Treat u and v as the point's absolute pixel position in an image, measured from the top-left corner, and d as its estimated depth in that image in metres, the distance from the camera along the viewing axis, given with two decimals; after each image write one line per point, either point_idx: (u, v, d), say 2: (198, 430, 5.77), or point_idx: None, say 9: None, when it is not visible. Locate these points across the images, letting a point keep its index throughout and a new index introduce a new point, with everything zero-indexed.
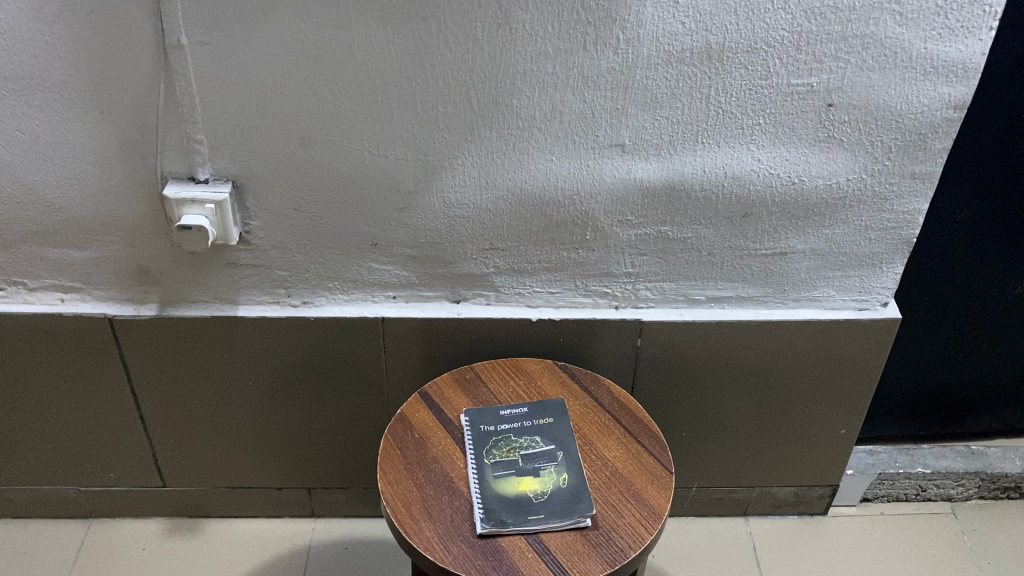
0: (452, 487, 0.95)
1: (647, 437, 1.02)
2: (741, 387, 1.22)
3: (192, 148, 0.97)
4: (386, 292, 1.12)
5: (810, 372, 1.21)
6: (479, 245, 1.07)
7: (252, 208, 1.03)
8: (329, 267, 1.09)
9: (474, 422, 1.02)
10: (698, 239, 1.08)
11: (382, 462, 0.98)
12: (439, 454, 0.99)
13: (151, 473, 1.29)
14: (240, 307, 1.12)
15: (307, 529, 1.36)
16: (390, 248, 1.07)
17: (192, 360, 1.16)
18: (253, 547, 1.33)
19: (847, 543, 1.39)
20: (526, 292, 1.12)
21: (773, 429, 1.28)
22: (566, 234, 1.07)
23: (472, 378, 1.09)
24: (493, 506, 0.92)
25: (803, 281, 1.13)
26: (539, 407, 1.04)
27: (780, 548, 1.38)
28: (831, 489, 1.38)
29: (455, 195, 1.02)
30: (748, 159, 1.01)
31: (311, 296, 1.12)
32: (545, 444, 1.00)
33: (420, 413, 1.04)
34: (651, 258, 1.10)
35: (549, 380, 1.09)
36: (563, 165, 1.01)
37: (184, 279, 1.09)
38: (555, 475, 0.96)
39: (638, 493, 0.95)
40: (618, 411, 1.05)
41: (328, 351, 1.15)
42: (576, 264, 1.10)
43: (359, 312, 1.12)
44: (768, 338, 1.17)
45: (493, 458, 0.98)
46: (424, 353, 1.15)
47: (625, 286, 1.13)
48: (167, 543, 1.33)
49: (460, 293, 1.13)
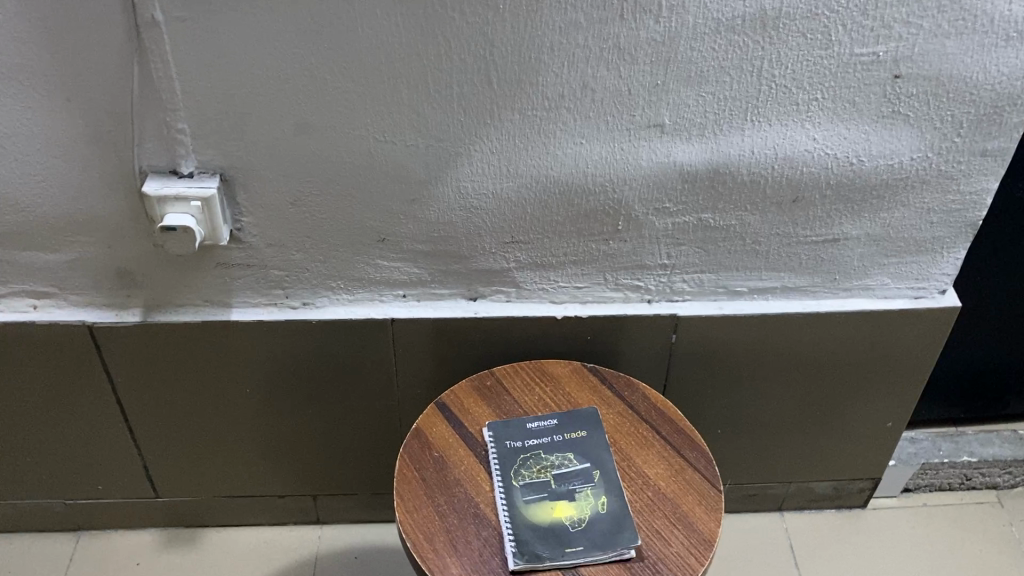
0: (479, 514, 0.86)
1: (690, 450, 0.92)
2: (782, 381, 1.12)
3: (173, 138, 0.85)
4: (395, 291, 1.01)
5: (859, 364, 1.11)
6: (499, 238, 0.96)
7: (244, 203, 0.91)
8: (332, 266, 0.98)
9: (499, 438, 0.92)
10: (743, 226, 0.97)
11: (399, 488, 0.88)
12: (462, 476, 0.89)
13: (142, 483, 1.19)
14: (233, 309, 1.01)
15: (313, 538, 1.27)
16: (399, 243, 0.95)
17: (182, 366, 1.05)
18: (257, 558, 1.24)
19: (889, 539, 1.31)
20: (550, 287, 1.01)
21: (815, 423, 1.18)
22: (596, 224, 0.95)
23: (492, 384, 0.98)
24: (526, 537, 0.83)
25: (856, 269, 1.02)
26: (570, 418, 0.94)
27: (819, 546, 1.30)
28: (872, 482, 1.29)
29: (472, 184, 0.91)
30: (803, 138, 0.90)
31: (311, 296, 1.01)
32: (579, 462, 0.90)
33: (437, 427, 0.93)
34: (690, 249, 0.99)
35: (579, 386, 0.98)
36: (594, 149, 0.89)
37: (171, 281, 0.98)
38: (593, 498, 0.87)
39: (685, 517, 0.86)
40: (657, 420, 0.95)
41: (332, 354, 1.04)
42: (606, 257, 0.98)
43: (365, 312, 1.01)
44: (815, 330, 1.07)
45: (522, 480, 0.88)
46: (437, 354, 1.05)
47: (659, 279, 1.02)
48: (164, 557, 1.23)
49: (477, 290, 1.01)
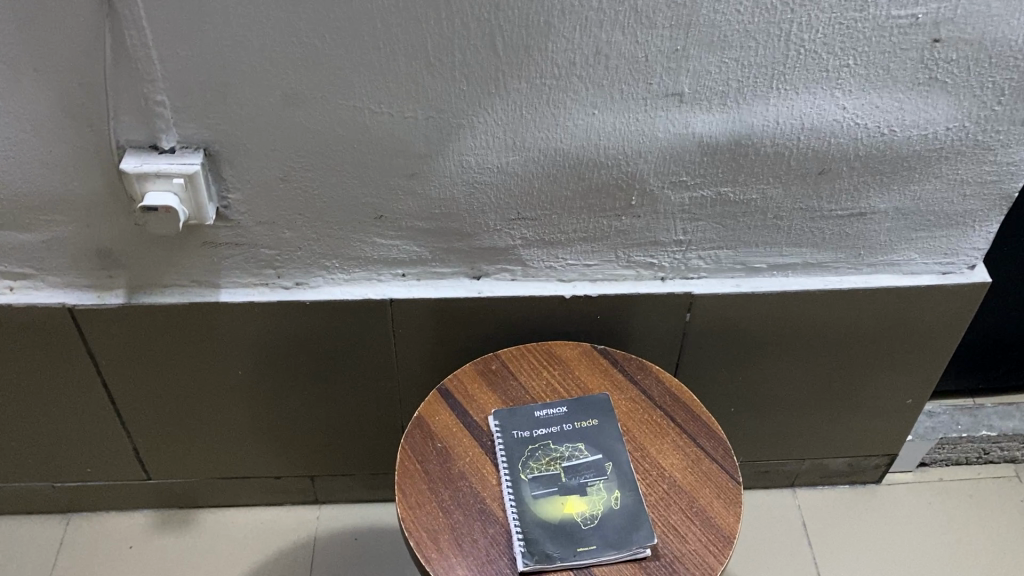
0: (485, 511, 0.82)
1: (707, 439, 0.88)
2: (800, 359, 1.07)
3: (152, 111, 0.79)
4: (394, 270, 0.95)
5: (881, 341, 1.06)
6: (503, 215, 0.90)
7: (231, 179, 0.85)
8: (326, 245, 0.91)
9: (506, 428, 0.87)
10: (764, 201, 0.91)
11: (402, 483, 0.83)
12: (468, 469, 0.85)
13: (132, 466, 1.15)
14: (222, 290, 0.95)
15: (311, 519, 1.23)
16: (397, 221, 0.89)
17: (169, 348, 1.00)
18: (254, 541, 1.20)
19: (905, 516, 1.27)
20: (558, 265, 0.95)
21: (832, 400, 1.14)
22: (608, 199, 0.89)
23: (498, 367, 0.93)
24: (535, 536, 0.79)
25: (882, 244, 0.97)
26: (580, 405, 0.89)
27: (832, 524, 1.26)
28: (888, 458, 1.25)
29: (475, 157, 0.84)
30: (831, 107, 0.83)
31: (304, 276, 0.95)
32: (590, 454, 0.85)
33: (441, 416, 0.88)
34: (707, 224, 0.93)
35: (589, 369, 0.93)
36: (607, 120, 0.83)
37: (155, 261, 0.92)
38: (605, 493, 0.82)
39: (703, 511, 0.82)
40: (672, 405, 0.90)
41: (328, 334, 0.99)
42: (618, 233, 0.93)
43: (362, 293, 0.96)
44: (837, 307, 1.01)
45: (531, 473, 0.84)
46: (438, 335, 0.99)
47: (674, 256, 0.96)
48: (157, 540, 1.19)
49: (481, 268, 0.96)
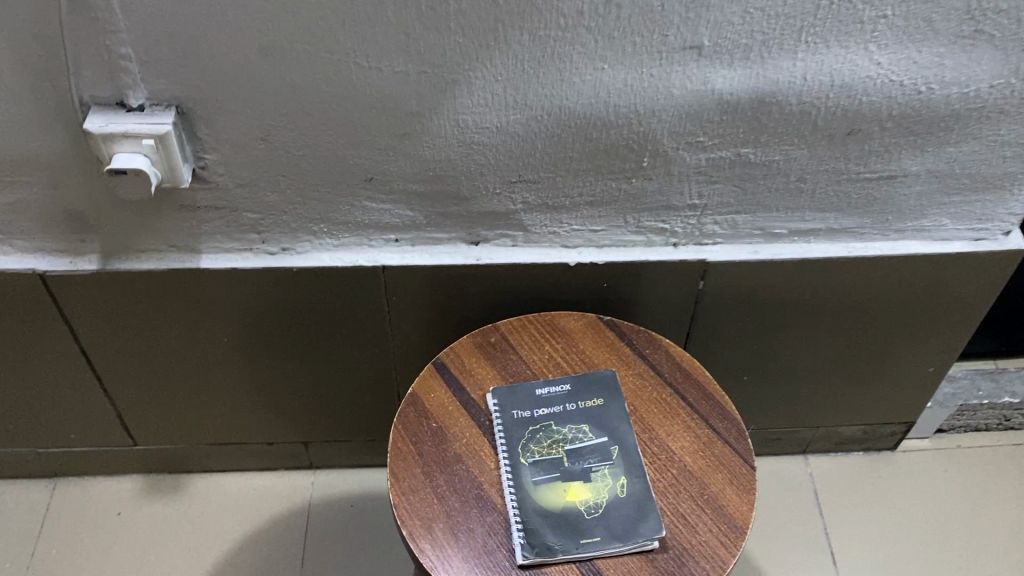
0: (483, 497, 0.77)
1: (720, 420, 0.82)
2: (818, 328, 1.02)
3: (117, 65, 0.72)
4: (386, 235, 0.88)
5: (905, 310, 1.00)
6: (504, 177, 0.83)
7: (207, 139, 0.78)
8: (312, 208, 0.85)
9: (505, 407, 0.82)
10: (787, 163, 0.83)
11: (395, 466, 0.78)
12: (465, 451, 0.80)
13: (118, 432, 1.10)
14: (204, 256, 0.89)
15: (306, 484, 1.19)
16: (389, 183, 0.82)
17: (150, 314, 0.94)
18: (247, 507, 1.16)
19: (921, 484, 1.23)
20: (562, 231, 0.89)
21: (850, 368, 1.08)
22: (617, 161, 0.82)
23: (497, 340, 0.87)
24: (536, 526, 0.74)
25: (911, 209, 0.90)
26: (585, 383, 0.84)
27: (845, 492, 1.22)
28: (905, 426, 1.20)
29: (472, 116, 0.77)
30: (864, 62, 0.75)
31: (290, 242, 0.89)
32: (595, 436, 0.80)
33: (436, 393, 0.83)
34: (724, 187, 0.86)
35: (594, 343, 0.87)
36: (618, 75, 0.75)
37: (130, 225, 0.85)
38: (611, 480, 0.77)
39: (714, 500, 0.77)
40: (683, 383, 0.85)
41: (317, 301, 0.93)
42: (627, 197, 0.86)
43: (353, 259, 0.89)
44: (860, 275, 0.95)
45: (532, 457, 0.79)
46: (435, 302, 0.93)
47: (687, 221, 0.89)
48: (147, 507, 1.16)
49: (479, 234, 0.89)
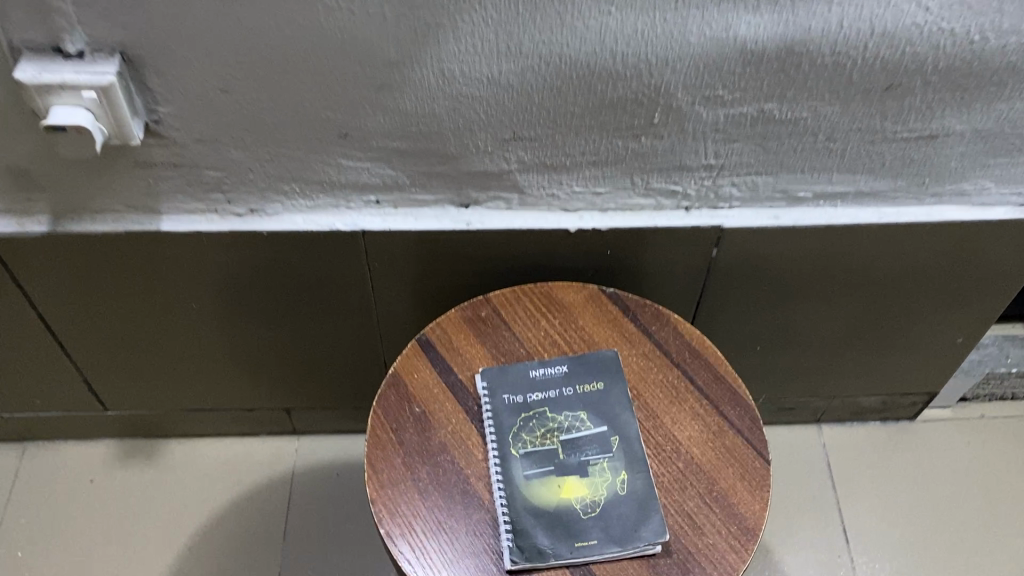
0: (469, 492, 0.70)
1: (732, 406, 0.75)
2: (841, 297, 0.93)
3: (48, 6, 0.62)
4: (366, 196, 0.80)
5: (936, 279, 0.91)
6: (496, 134, 0.73)
7: (159, 89, 0.68)
8: (282, 166, 0.76)
9: (495, 392, 0.74)
10: (816, 120, 0.74)
11: (372, 456, 0.71)
12: (450, 440, 0.72)
13: (86, 397, 1.04)
14: (165, 217, 0.81)
15: (289, 451, 1.12)
16: (366, 139, 0.73)
17: (110, 278, 0.86)
18: (226, 475, 1.10)
19: (940, 455, 1.16)
20: (562, 192, 0.80)
21: (871, 338, 1.00)
22: (624, 117, 0.73)
23: (488, 314, 0.79)
24: (526, 526, 0.67)
25: (952, 171, 0.80)
26: (584, 365, 0.76)
27: (860, 465, 1.15)
28: (927, 396, 1.13)
29: (459, 65, 0.67)
30: (911, 6, 0.65)
31: (259, 202, 0.80)
32: (594, 425, 0.72)
33: (420, 374, 0.75)
34: (744, 146, 0.76)
35: (595, 318, 0.79)
36: (627, 20, 0.65)
37: (80, 183, 0.77)
38: (610, 475, 0.70)
39: (723, 498, 0.70)
40: (692, 365, 0.77)
41: (292, 266, 0.85)
42: (635, 156, 0.77)
43: (329, 222, 0.81)
44: (889, 243, 0.86)
45: (523, 448, 0.71)
46: (422, 268, 0.85)
47: (702, 182, 0.80)
48: (121, 474, 1.10)
49: (469, 196, 0.80)
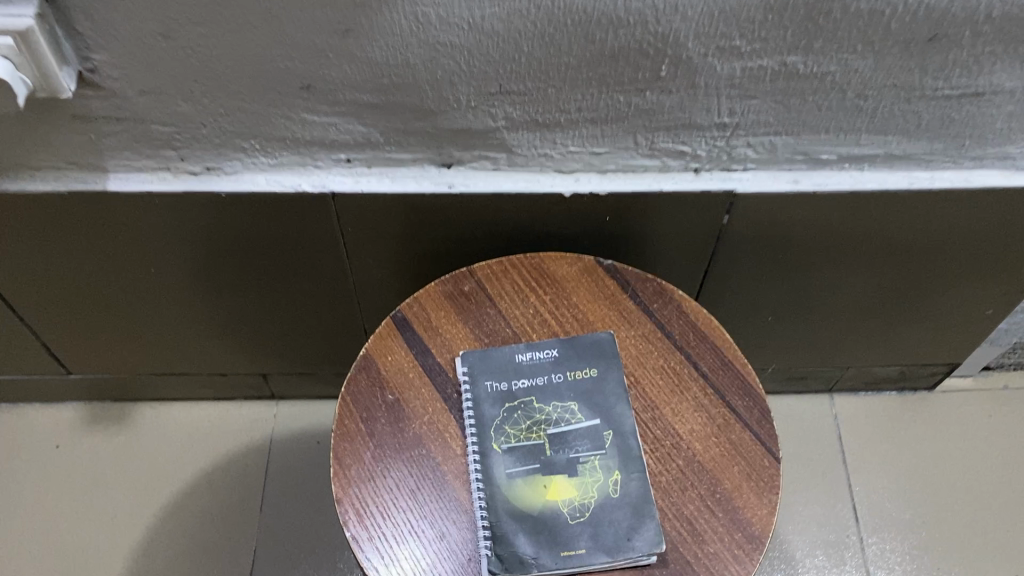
0: (445, 491, 0.63)
1: (740, 397, 0.67)
2: (862, 266, 0.85)
3: None
4: (336, 154, 0.71)
5: (970, 248, 0.83)
6: (480, 88, 0.64)
7: (90, 34, 0.59)
8: (239, 121, 0.67)
9: (477, 379, 0.67)
10: (846, 74, 0.64)
11: (339, 449, 0.64)
12: (426, 432, 0.65)
13: (47, 361, 0.97)
14: (112, 175, 0.73)
15: (267, 417, 1.06)
16: (332, 92, 0.64)
17: (57, 240, 0.78)
18: (200, 441, 1.04)
19: (960, 428, 1.09)
20: (556, 152, 0.71)
21: (893, 308, 0.92)
22: (626, 69, 0.63)
23: (472, 289, 0.71)
24: (507, 531, 0.61)
25: (996, 132, 0.71)
26: (576, 349, 0.68)
27: (874, 437, 1.08)
28: (948, 367, 1.05)
29: (434, 9, 0.58)
30: None
31: (216, 160, 0.72)
32: (586, 419, 0.65)
33: (394, 356, 0.68)
34: (763, 103, 0.67)
35: (590, 296, 0.71)
36: None
37: (14, 138, 0.68)
38: (602, 475, 0.63)
39: (727, 500, 0.63)
40: (696, 349, 0.69)
41: (257, 230, 0.77)
42: (638, 113, 0.68)
43: (295, 183, 0.73)
44: (920, 210, 0.77)
45: (507, 443, 0.64)
46: (401, 233, 0.77)
47: (713, 143, 0.71)
48: (89, 440, 1.04)
49: (452, 155, 0.72)
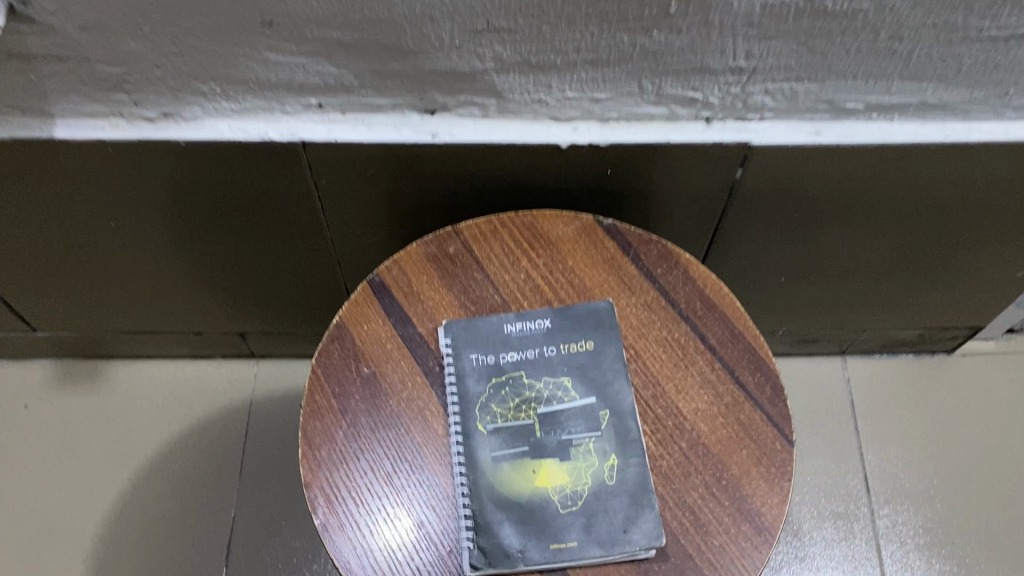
0: (424, 474, 0.57)
1: (750, 372, 0.61)
2: (886, 225, 0.78)
3: None
4: (305, 99, 0.64)
5: (1004, 207, 0.75)
6: (465, 25, 0.56)
7: None
8: (195, 61, 0.60)
9: (461, 351, 0.61)
10: (882, 13, 0.56)
11: (308, 427, 0.58)
12: (404, 409, 0.59)
13: (10, 318, 0.91)
14: (59, 120, 0.66)
15: (247, 377, 1.00)
16: (295, 28, 0.57)
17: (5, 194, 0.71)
18: (176, 402, 0.99)
19: (980, 393, 1.03)
20: (551, 98, 0.64)
21: (916, 269, 0.86)
22: (632, 5, 0.55)
23: (458, 251, 0.65)
24: (491, 520, 0.55)
25: None
26: (571, 319, 0.62)
27: (888, 402, 1.02)
28: (971, 330, 0.99)
29: None
30: None
31: (173, 105, 0.65)
32: (580, 397, 0.59)
33: (371, 326, 0.62)
34: (785, 45, 0.59)
35: (588, 259, 0.65)
36: None
37: None
38: (596, 460, 0.57)
39: (734, 488, 0.57)
40: (703, 319, 0.63)
41: (223, 182, 0.71)
42: (644, 55, 0.60)
43: (261, 131, 0.66)
44: (954, 164, 0.70)
45: (493, 422, 0.58)
46: (381, 186, 0.71)
47: (727, 88, 0.64)
48: (59, 400, 0.98)
49: (435, 100, 0.64)
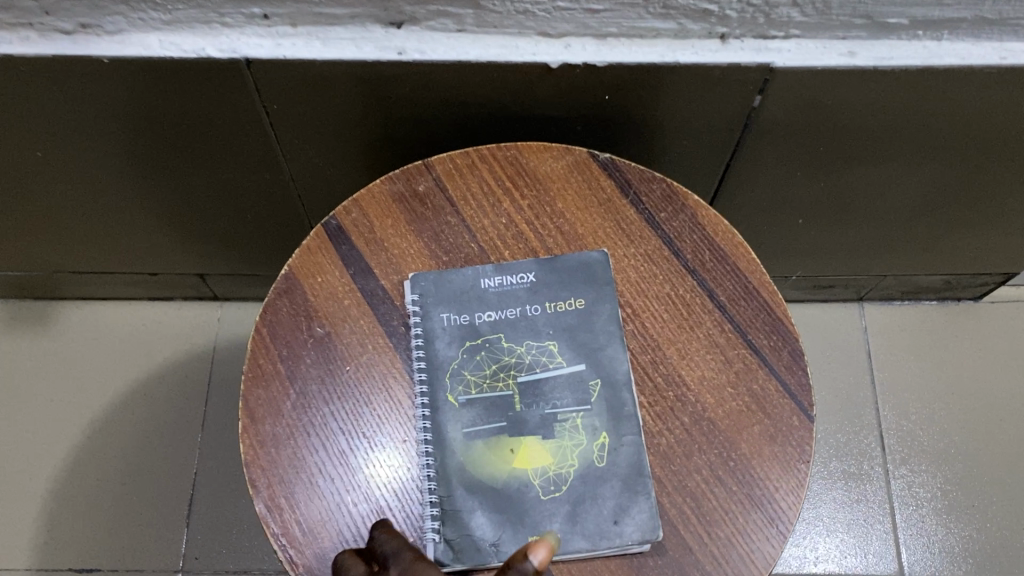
0: (384, 453, 0.49)
1: (766, 335, 0.52)
2: (922, 159, 0.68)
3: None
4: (246, 8, 0.54)
5: None
6: None
7: None
8: None
9: (430, 310, 0.52)
10: None
11: (250, 396, 0.50)
12: (362, 376, 0.51)
13: None
14: None
15: (210, 321, 0.92)
16: None
17: None
18: (134, 347, 0.91)
19: (1008, 344, 0.95)
20: (538, 10, 0.54)
21: (950, 210, 0.76)
22: None
23: (429, 191, 0.56)
24: (461, 508, 0.47)
25: None
26: (557, 273, 0.53)
27: (908, 352, 0.94)
28: (1003, 277, 0.90)
29: None
30: None
31: (92, 15, 0.55)
32: (568, 364, 0.51)
33: (326, 279, 0.53)
34: None
35: (580, 202, 0.56)
36: None
37: None
38: (585, 438, 0.49)
39: (744, 471, 0.49)
40: (712, 273, 0.54)
41: (160, 105, 0.61)
42: None
43: (197, 48, 0.56)
44: (1009, 91, 0.60)
45: (465, 394, 0.50)
46: (342, 112, 0.61)
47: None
48: (7, 344, 0.90)
49: (401, 11, 0.54)
